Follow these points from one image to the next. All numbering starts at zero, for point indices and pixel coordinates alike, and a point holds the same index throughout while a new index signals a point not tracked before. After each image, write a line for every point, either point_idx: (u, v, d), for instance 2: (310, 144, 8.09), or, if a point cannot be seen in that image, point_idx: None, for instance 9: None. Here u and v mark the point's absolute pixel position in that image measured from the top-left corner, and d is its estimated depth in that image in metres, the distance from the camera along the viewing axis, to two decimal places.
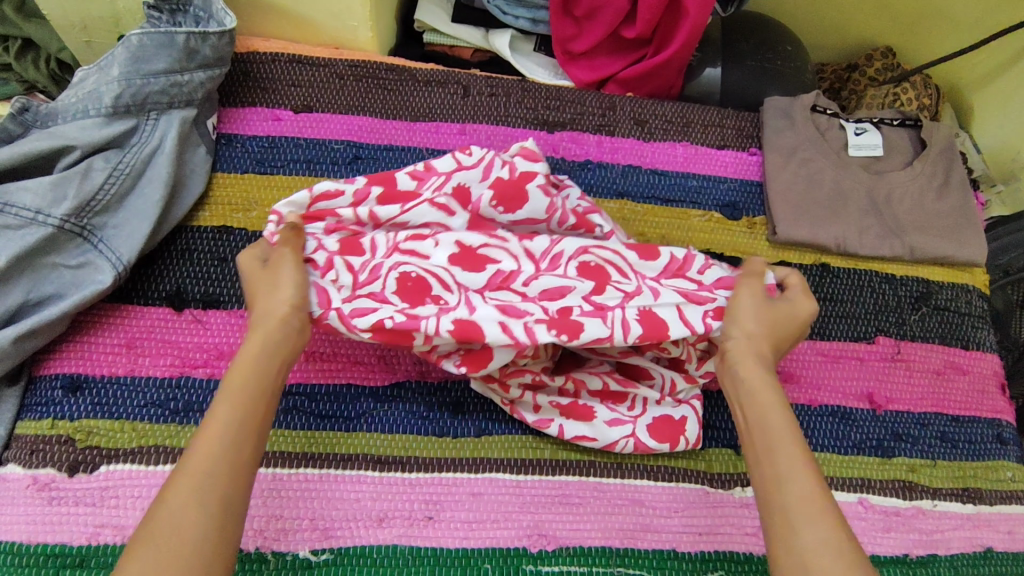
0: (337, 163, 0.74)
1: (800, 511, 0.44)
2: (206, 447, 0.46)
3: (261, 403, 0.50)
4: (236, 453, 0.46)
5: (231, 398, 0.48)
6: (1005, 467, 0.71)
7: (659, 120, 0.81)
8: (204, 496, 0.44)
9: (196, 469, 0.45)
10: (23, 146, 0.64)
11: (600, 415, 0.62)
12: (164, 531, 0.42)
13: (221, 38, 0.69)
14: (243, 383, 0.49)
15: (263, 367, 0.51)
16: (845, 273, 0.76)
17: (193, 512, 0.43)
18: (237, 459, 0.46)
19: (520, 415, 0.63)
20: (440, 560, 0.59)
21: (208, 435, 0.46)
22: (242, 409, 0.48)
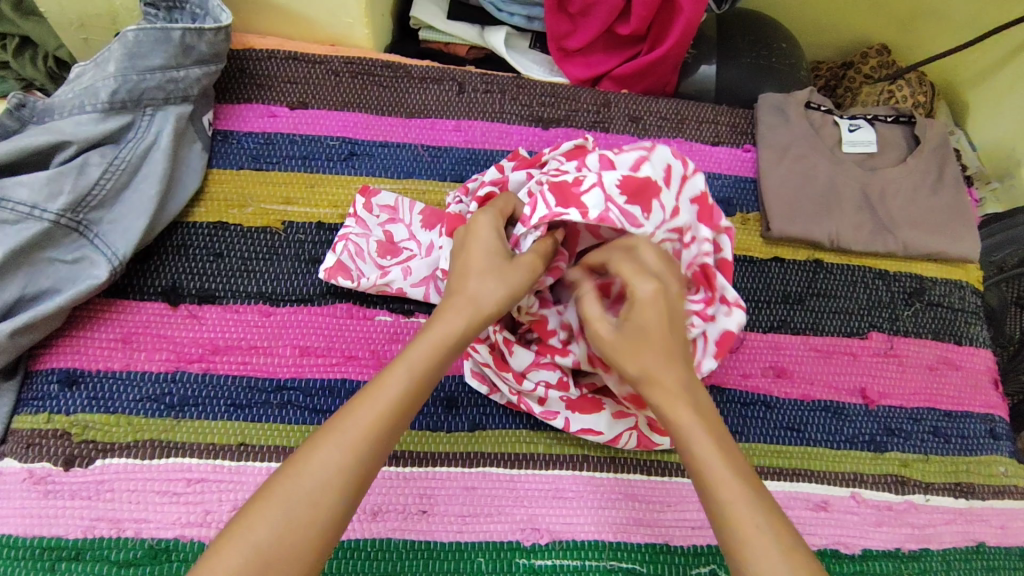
0: (332, 159, 0.74)
1: (755, 537, 0.43)
2: (369, 418, 0.46)
3: (431, 386, 0.49)
4: (383, 435, 0.46)
5: (408, 368, 0.48)
6: (997, 462, 0.72)
7: (653, 117, 0.81)
8: (338, 470, 0.44)
9: (348, 437, 0.45)
10: (20, 141, 0.64)
11: (604, 407, 0.62)
12: (300, 493, 0.43)
13: (217, 34, 0.70)
14: (426, 360, 0.49)
15: (449, 348, 0.50)
16: (838, 269, 0.76)
17: (332, 483, 0.43)
18: (384, 444, 0.46)
19: (527, 406, 0.63)
20: (434, 554, 0.59)
21: (374, 404, 0.47)
22: (411, 385, 0.48)
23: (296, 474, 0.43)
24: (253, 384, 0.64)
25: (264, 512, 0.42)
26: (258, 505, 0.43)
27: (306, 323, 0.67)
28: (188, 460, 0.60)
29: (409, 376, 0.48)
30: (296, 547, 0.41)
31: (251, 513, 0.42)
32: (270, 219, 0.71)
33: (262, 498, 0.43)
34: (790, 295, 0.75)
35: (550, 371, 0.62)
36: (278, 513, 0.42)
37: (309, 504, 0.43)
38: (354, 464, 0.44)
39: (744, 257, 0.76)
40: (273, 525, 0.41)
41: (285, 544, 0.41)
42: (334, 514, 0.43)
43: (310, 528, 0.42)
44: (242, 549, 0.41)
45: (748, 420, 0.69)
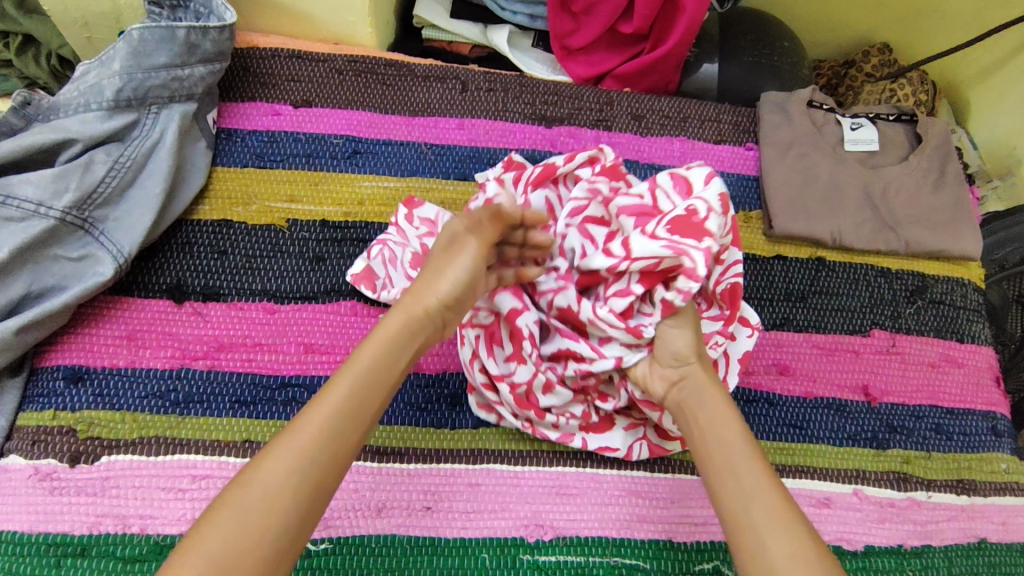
0: (336, 157, 0.74)
1: (764, 531, 0.45)
2: (315, 426, 0.47)
3: (380, 389, 0.50)
4: (332, 442, 0.47)
5: (352, 375, 0.50)
6: (999, 459, 0.72)
7: (656, 115, 0.81)
8: (292, 478, 0.44)
9: (298, 447, 0.46)
10: (25, 139, 0.64)
11: (618, 423, 0.64)
12: (252, 504, 0.43)
13: (221, 32, 0.70)
14: (370, 365, 0.51)
15: (395, 352, 0.52)
16: (841, 267, 0.77)
17: (284, 489, 0.44)
18: (336, 449, 0.47)
19: (544, 434, 0.63)
20: (438, 550, 0.60)
21: (320, 406, 0.48)
22: (358, 392, 0.49)
23: (248, 484, 0.44)
24: (258, 381, 0.64)
25: (220, 523, 0.42)
26: (212, 517, 0.43)
27: (311, 321, 0.67)
28: (194, 457, 0.61)
29: (353, 385, 0.49)
30: (253, 555, 0.42)
31: (205, 526, 0.42)
32: (274, 217, 0.71)
33: (216, 512, 0.43)
34: (792, 293, 0.75)
35: (578, 404, 0.63)
36: (229, 524, 0.42)
37: (261, 515, 0.43)
38: (304, 470, 0.45)
39: (745, 254, 0.76)
40: (229, 533, 0.42)
41: (239, 553, 0.41)
42: (292, 523, 0.44)
43: (265, 536, 0.42)
44: (199, 558, 0.41)
45: (751, 417, 0.69)
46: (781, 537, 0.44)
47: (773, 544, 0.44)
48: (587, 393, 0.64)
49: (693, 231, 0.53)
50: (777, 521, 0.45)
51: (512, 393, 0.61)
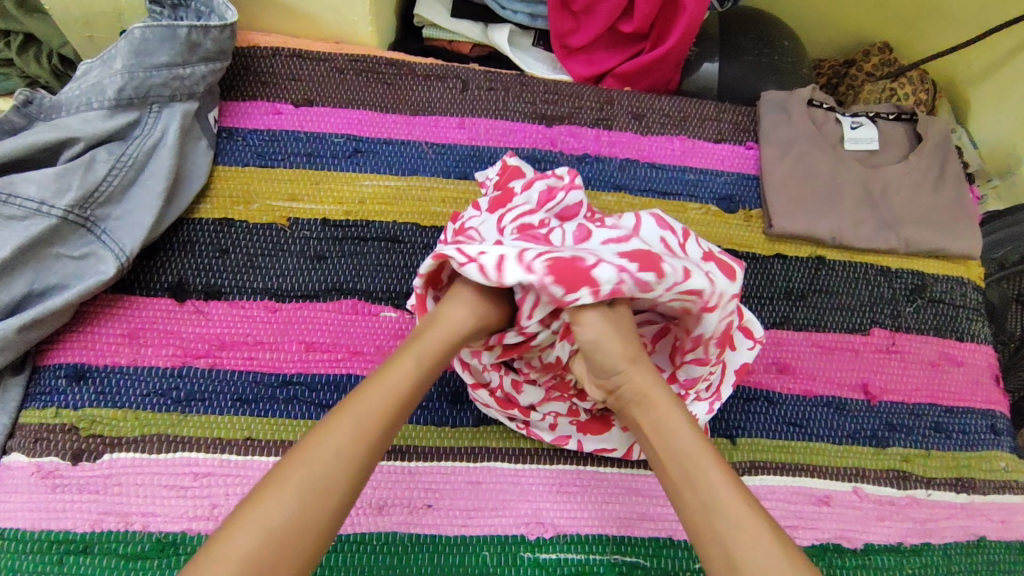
0: (337, 156, 0.75)
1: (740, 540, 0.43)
2: (377, 407, 0.47)
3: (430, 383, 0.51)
4: (387, 428, 0.47)
5: (415, 360, 0.50)
6: (998, 457, 0.72)
7: (656, 114, 0.81)
8: (347, 460, 0.44)
9: (357, 428, 0.46)
10: (27, 137, 0.64)
11: (612, 425, 0.63)
12: (311, 477, 0.43)
13: (223, 32, 0.70)
14: (429, 356, 0.51)
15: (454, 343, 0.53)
16: (840, 264, 0.77)
17: (344, 465, 0.44)
18: (385, 436, 0.47)
19: (539, 435, 0.63)
20: (439, 547, 0.60)
21: (381, 392, 0.48)
22: (412, 382, 0.50)
23: (303, 462, 0.43)
24: (260, 380, 0.65)
25: (272, 495, 0.41)
26: (265, 491, 0.42)
27: (312, 319, 0.67)
28: (196, 455, 0.61)
29: (412, 372, 0.50)
30: (310, 527, 0.41)
31: (263, 497, 0.42)
32: (275, 215, 0.71)
33: (269, 488, 0.42)
34: (792, 292, 0.75)
35: (559, 403, 0.63)
36: (289, 496, 0.42)
37: (318, 488, 0.43)
38: (359, 452, 0.45)
39: (746, 253, 0.76)
40: (288, 507, 0.41)
41: (296, 528, 0.41)
42: (342, 500, 0.44)
43: (315, 520, 0.42)
44: (245, 530, 0.40)
45: (750, 415, 0.69)
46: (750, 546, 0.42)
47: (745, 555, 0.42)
48: (567, 391, 0.62)
49: (568, 279, 0.50)
50: (746, 529, 0.43)
51: (491, 397, 0.62)
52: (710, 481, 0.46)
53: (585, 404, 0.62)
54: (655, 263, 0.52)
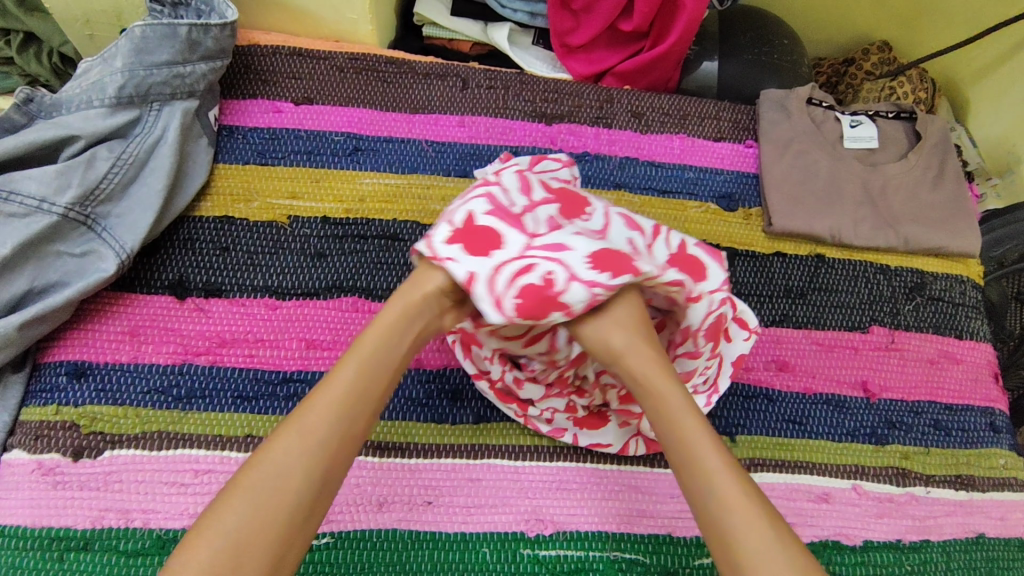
0: (337, 154, 0.75)
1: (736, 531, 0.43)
2: (325, 407, 0.46)
3: (383, 374, 0.49)
4: (340, 428, 0.46)
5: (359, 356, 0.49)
6: (997, 455, 0.72)
7: (655, 112, 0.82)
8: (298, 466, 0.43)
9: (307, 433, 0.44)
10: (27, 135, 0.65)
11: (611, 420, 0.64)
12: (265, 484, 0.42)
13: (223, 30, 0.70)
14: (375, 348, 0.50)
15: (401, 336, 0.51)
16: (840, 263, 0.77)
17: (297, 469, 0.43)
18: (343, 437, 0.46)
19: (535, 426, 0.64)
20: (439, 544, 0.60)
21: (328, 392, 0.47)
22: (364, 382, 0.48)
23: (257, 470, 0.42)
24: (260, 377, 0.65)
25: (227, 507, 0.41)
26: (225, 499, 0.41)
27: (312, 317, 0.68)
28: (196, 451, 0.61)
29: (358, 371, 0.48)
30: (266, 535, 0.40)
31: (221, 506, 0.41)
32: (276, 213, 0.72)
33: (225, 500, 0.41)
34: (792, 290, 0.75)
35: (559, 399, 0.63)
36: (245, 504, 0.41)
37: (271, 496, 0.41)
38: (312, 454, 0.44)
39: (746, 251, 0.77)
40: (243, 514, 0.40)
41: (250, 539, 0.40)
42: (300, 506, 0.42)
43: (272, 528, 0.41)
44: (204, 546, 0.39)
45: (750, 413, 0.70)
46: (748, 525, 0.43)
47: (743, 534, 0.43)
48: (566, 388, 0.63)
49: (542, 308, 0.51)
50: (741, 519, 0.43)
51: (491, 388, 0.62)
52: (710, 470, 0.46)
53: (581, 400, 0.64)
54: (633, 274, 0.52)
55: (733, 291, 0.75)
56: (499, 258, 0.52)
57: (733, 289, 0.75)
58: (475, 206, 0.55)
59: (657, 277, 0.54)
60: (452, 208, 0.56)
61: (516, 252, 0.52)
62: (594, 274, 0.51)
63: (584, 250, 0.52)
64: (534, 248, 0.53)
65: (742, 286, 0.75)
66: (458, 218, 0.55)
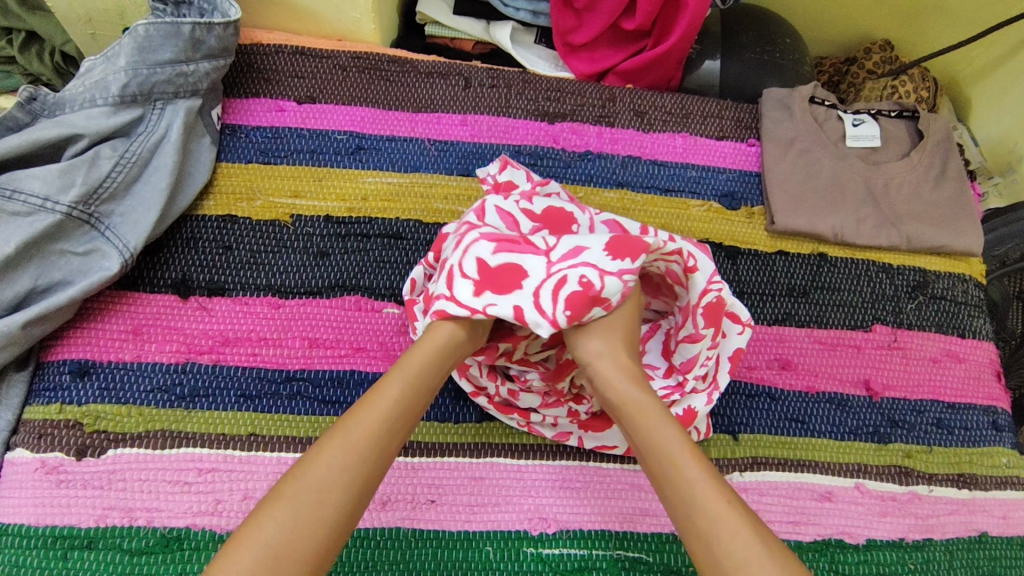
0: (340, 153, 0.75)
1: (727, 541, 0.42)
2: (367, 425, 0.47)
3: (422, 400, 0.51)
4: (379, 448, 0.47)
5: (402, 379, 0.51)
6: (1000, 453, 0.72)
7: (658, 111, 0.82)
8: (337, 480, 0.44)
9: (350, 448, 0.46)
10: (31, 134, 0.65)
11: (616, 424, 0.63)
12: (305, 496, 0.43)
13: (226, 29, 0.70)
14: (417, 371, 0.52)
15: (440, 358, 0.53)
16: (843, 262, 0.77)
17: (339, 482, 0.44)
18: (380, 454, 0.47)
19: (540, 433, 0.64)
20: (443, 543, 0.60)
21: (371, 411, 0.48)
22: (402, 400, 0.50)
23: (298, 481, 0.43)
24: (263, 375, 0.65)
25: (269, 518, 0.42)
26: (265, 510, 0.42)
27: (315, 316, 0.68)
28: (200, 450, 0.61)
29: (401, 391, 0.50)
30: (305, 549, 0.41)
31: (263, 515, 0.42)
32: (278, 212, 0.72)
33: (267, 509, 0.42)
34: (794, 289, 0.75)
35: (559, 407, 0.64)
36: (284, 515, 0.42)
37: (313, 508, 0.42)
38: (353, 471, 0.45)
39: (749, 250, 0.77)
40: (283, 524, 0.41)
41: (290, 549, 0.41)
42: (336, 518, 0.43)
43: (309, 541, 0.41)
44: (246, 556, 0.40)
45: (752, 411, 0.70)
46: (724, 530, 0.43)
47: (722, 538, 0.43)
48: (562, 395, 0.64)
49: (591, 302, 0.54)
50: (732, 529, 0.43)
51: (491, 403, 0.63)
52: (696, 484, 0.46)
53: (581, 406, 0.64)
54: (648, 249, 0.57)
55: (735, 290, 0.75)
56: (532, 284, 0.55)
57: (735, 288, 0.75)
58: (480, 248, 0.57)
59: (661, 247, 0.59)
60: (454, 261, 0.57)
61: (544, 274, 0.56)
62: (619, 264, 0.56)
63: (600, 247, 0.57)
64: (559, 264, 0.56)
65: (744, 285, 0.75)
66: (465, 271, 0.56)
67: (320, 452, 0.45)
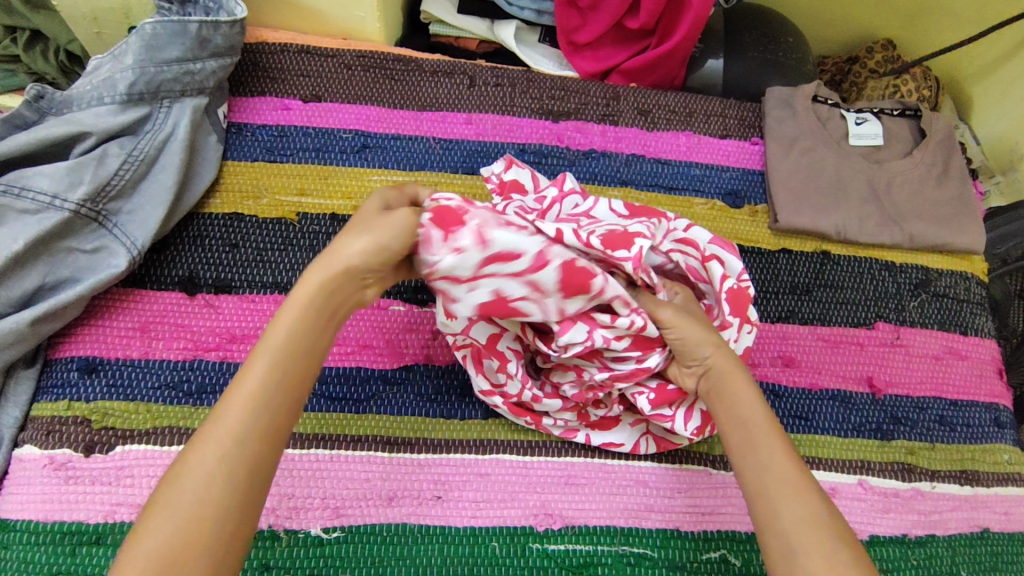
0: (345, 152, 0.75)
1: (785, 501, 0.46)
2: (236, 415, 0.43)
3: (301, 368, 0.46)
4: (261, 432, 0.43)
5: (270, 355, 0.45)
6: (1002, 450, 0.73)
7: (662, 110, 0.82)
8: (218, 477, 0.41)
9: (225, 443, 0.42)
10: (39, 132, 0.65)
11: (622, 420, 0.65)
12: (183, 502, 0.40)
13: (232, 27, 0.71)
14: (290, 338, 0.46)
15: (315, 311, 0.47)
16: (845, 260, 0.77)
17: (222, 480, 0.41)
18: (267, 442, 0.44)
19: (548, 430, 0.64)
20: (449, 538, 0.60)
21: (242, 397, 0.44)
22: (276, 378, 0.45)
23: (181, 476, 0.41)
24: None
25: (153, 531, 0.39)
26: (145, 524, 0.40)
27: None
28: None
29: (273, 366, 0.45)
30: (198, 545, 0.39)
31: (139, 529, 0.39)
32: (284, 210, 0.72)
33: (149, 514, 0.40)
34: (797, 286, 0.76)
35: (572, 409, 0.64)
36: (165, 523, 0.39)
37: (196, 513, 0.40)
38: (236, 463, 0.42)
39: (752, 249, 0.77)
40: (163, 534, 0.39)
41: (180, 554, 0.39)
42: (231, 511, 0.41)
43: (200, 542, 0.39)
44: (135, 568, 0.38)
45: None
46: (791, 501, 0.46)
47: (784, 512, 0.46)
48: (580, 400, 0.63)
49: (624, 241, 0.53)
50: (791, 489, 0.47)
51: (506, 404, 0.63)
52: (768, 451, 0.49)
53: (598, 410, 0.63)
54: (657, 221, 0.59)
55: None
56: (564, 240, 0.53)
57: None
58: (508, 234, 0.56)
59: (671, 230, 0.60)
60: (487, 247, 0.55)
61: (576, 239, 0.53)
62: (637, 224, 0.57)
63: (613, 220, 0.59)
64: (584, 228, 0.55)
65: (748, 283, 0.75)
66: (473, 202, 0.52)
67: (196, 451, 0.42)
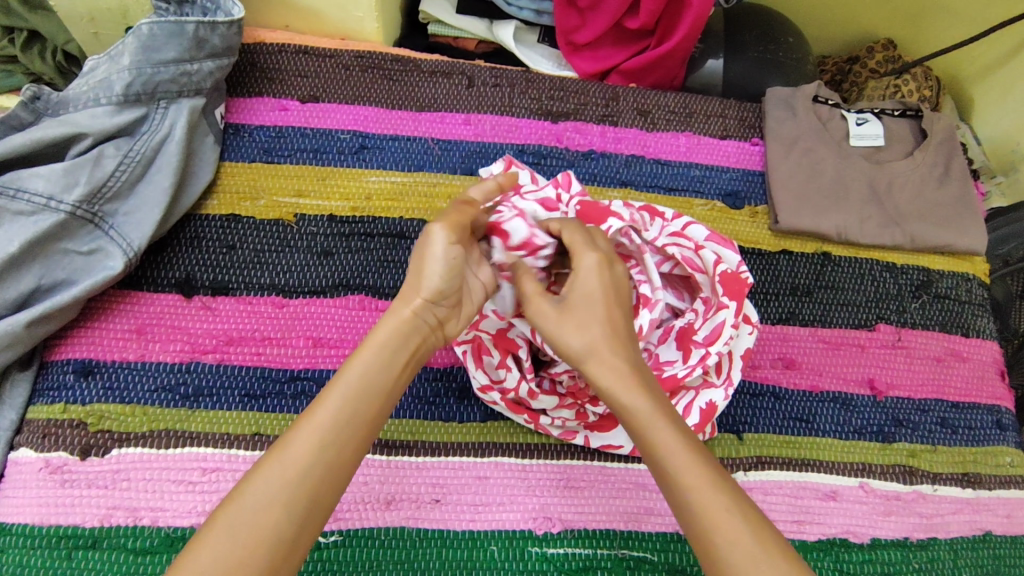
0: (343, 152, 0.75)
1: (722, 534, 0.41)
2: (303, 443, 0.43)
3: (372, 404, 0.45)
4: (320, 465, 0.43)
5: (344, 387, 0.45)
6: (1004, 452, 0.72)
7: (662, 111, 0.82)
8: (273, 504, 0.41)
9: (287, 465, 0.42)
10: (35, 133, 0.65)
11: None
12: (239, 522, 0.40)
13: (230, 27, 0.70)
14: (363, 374, 0.46)
15: (395, 347, 0.47)
16: (846, 261, 0.77)
17: (277, 509, 0.41)
18: (329, 475, 0.43)
19: (546, 431, 0.63)
20: (448, 542, 0.60)
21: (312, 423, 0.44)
22: (348, 411, 0.44)
23: (240, 495, 0.41)
24: (267, 375, 0.65)
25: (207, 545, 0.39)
26: (203, 533, 0.40)
27: (319, 316, 0.67)
28: (204, 450, 0.61)
29: (344, 400, 0.44)
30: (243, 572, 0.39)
31: (198, 539, 0.40)
32: (282, 212, 0.71)
33: (205, 531, 0.40)
34: (798, 288, 0.75)
35: (570, 408, 0.62)
36: (219, 543, 0.39)
37: (248, 535, 0.40)
38: (290, 494, 0.41)
39: (752, 250, 0.77)
40: (210, 557, 0.39)
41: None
42: (279, 546, 0.40)
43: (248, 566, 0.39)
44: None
45: (757, 410, 0.70)
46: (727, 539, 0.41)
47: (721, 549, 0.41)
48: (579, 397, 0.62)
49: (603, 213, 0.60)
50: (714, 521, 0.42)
51: (503, 399, 0.61)
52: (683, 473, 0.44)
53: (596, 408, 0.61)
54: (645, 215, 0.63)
55: None
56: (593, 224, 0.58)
57: None
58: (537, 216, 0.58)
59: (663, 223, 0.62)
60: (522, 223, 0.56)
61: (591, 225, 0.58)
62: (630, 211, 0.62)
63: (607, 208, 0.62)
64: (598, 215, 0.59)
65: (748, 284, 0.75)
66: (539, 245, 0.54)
67: (259, 470, 0.42)
